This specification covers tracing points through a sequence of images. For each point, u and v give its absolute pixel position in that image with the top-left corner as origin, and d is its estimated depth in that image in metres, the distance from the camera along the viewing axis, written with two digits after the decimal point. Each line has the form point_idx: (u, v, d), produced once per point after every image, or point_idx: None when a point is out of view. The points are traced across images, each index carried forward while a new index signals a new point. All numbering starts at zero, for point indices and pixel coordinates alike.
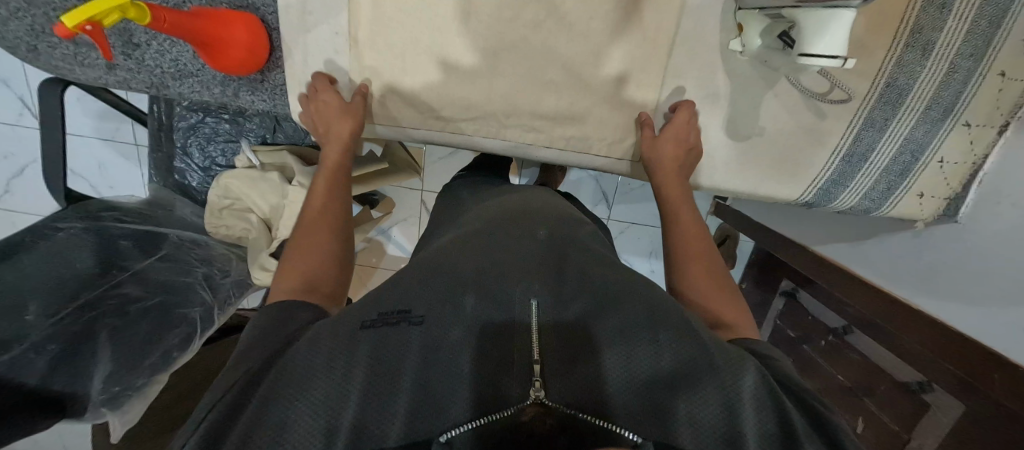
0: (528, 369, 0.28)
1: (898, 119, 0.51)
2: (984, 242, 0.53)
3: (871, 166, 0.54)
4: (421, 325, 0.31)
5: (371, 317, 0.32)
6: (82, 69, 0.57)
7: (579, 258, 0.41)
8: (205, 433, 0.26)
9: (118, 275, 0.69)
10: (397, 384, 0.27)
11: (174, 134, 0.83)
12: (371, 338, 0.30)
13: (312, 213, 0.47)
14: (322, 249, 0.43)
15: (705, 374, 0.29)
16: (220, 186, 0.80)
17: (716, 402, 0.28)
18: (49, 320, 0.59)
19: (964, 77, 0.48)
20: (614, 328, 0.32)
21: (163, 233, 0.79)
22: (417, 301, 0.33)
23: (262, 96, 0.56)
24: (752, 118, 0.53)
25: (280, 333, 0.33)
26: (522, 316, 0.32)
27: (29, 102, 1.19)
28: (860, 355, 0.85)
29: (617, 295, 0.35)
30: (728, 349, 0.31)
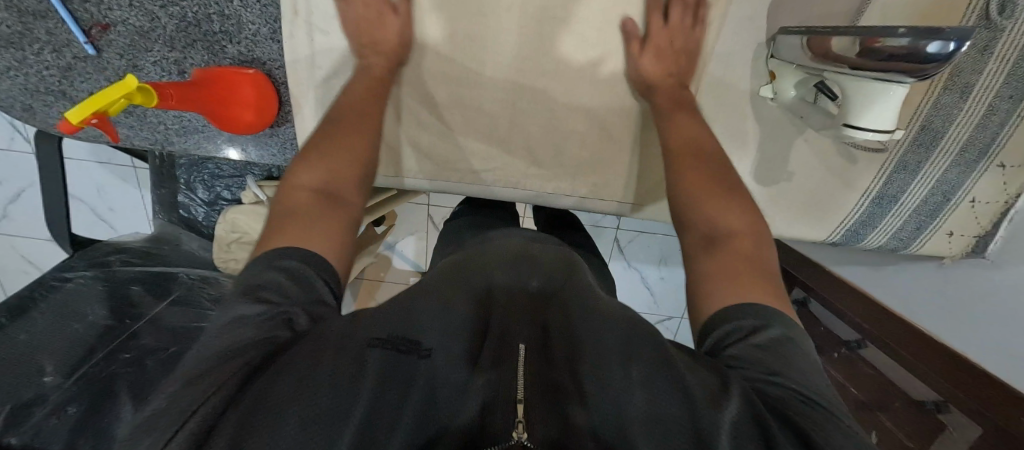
0: (511, 399, 0.27)
1: (931, 162, 0.50)
2: (1010, 281, 0.52)
3: (901, 207, 0.53)
4: (428, 358, 0.30)
5: (382, 335, 0.30)
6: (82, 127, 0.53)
7: (576, 291, 0.41)
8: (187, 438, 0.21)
9: (133, 324, 0.67)
10: (400, 411, 0.26)
11: (177, 170, 0.81)
12: (377, 363, 0.28)
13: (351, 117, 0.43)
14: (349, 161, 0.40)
15: (672, 396, 0.26)
16: (226, 221, 0.78)
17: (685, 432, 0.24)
18: (68, 379, 0.59)
19: (1002, 119, 0.46)
20: (604, 353, 0.31)
21: (173, 273, 0.78)
22: (426, 333, 0.32)
23: (270, 150, 0.54)
24: (781, 163, 0.52)
25: (269, 289, 0.30)
26: (508, 348, 0.32)
27: (20, 127, 1.15)
28: (874, 370, 0.85)
29: (615, 323, 0.34)
30: (701, 373, 0.28)
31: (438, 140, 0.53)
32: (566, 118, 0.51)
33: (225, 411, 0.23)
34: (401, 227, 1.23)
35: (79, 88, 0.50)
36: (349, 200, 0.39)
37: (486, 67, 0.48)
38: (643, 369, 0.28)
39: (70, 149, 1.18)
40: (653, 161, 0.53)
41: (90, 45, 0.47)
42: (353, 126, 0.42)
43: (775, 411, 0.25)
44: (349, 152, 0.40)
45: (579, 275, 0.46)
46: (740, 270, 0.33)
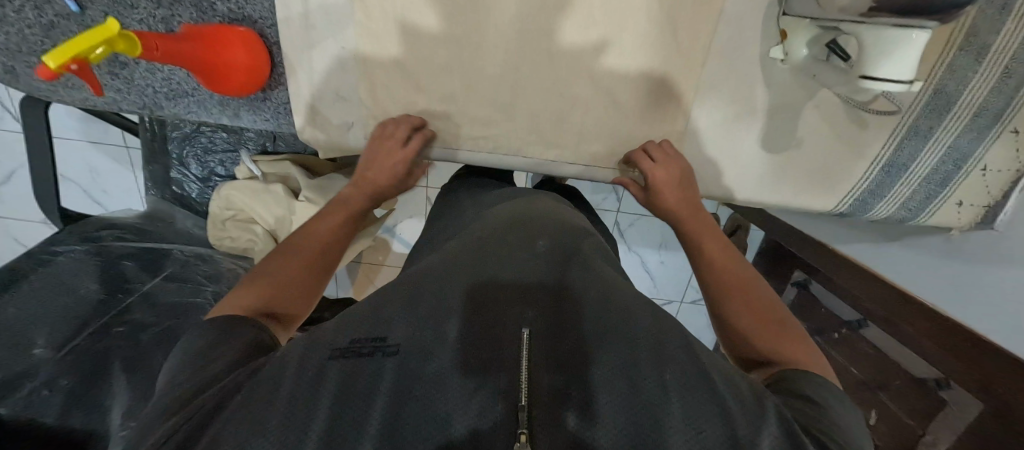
0: (512, 416, 0.27)
1: (944, 128, 0.49)
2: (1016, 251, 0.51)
3: (911, 175, 0.52)
4: (394, 355, 0.32)
5: (342, 345, 0.34)
6: (68, 92, 0.51)
7: (579, 278, 0.43)
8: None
9: (127, 297, 0.67)
10: (371, 409, 0.28)
11: (169, 145, 0.79)
12: (338, 370, 0.31)
13: (320, 230, 0.48)
14: (301, 274, 0.44)
15: (640, 409, 0.29)
16: (221, 197, 0.77)
17: (721, 442, 0.26)
18: (60, 353, 0.57)
19: (1017, 84, 0.45)
20: (606, 363, 0.32)
21: (167, 249, 0.77)
22: (396, 329, 0.35)
23: (264, 115, 0.52)
24: (789, 129, 0.50)
25: (231, 341, 0.35)
26: (512, 339, 0.33)
27: (9, 105, 1.13)
28: (876, 350, 0.84)
29: (599, 321, 0.37)
30: (659, 382, 0.30)
31: (436, 106, 0.51)
32: (571, 83, 0.49)
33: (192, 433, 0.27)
34: (399, 209, 1.21)
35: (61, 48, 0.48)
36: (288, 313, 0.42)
37: (487, 29, 0.47)
38: (676, 379, 0.31)
39: (61, 128, 1.15)
40: (659, 130, 0.51)
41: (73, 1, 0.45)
42: (314, 239, 0.47)
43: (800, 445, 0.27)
44: (298, 268, 0.44)
45: (581, 256, 0.48)
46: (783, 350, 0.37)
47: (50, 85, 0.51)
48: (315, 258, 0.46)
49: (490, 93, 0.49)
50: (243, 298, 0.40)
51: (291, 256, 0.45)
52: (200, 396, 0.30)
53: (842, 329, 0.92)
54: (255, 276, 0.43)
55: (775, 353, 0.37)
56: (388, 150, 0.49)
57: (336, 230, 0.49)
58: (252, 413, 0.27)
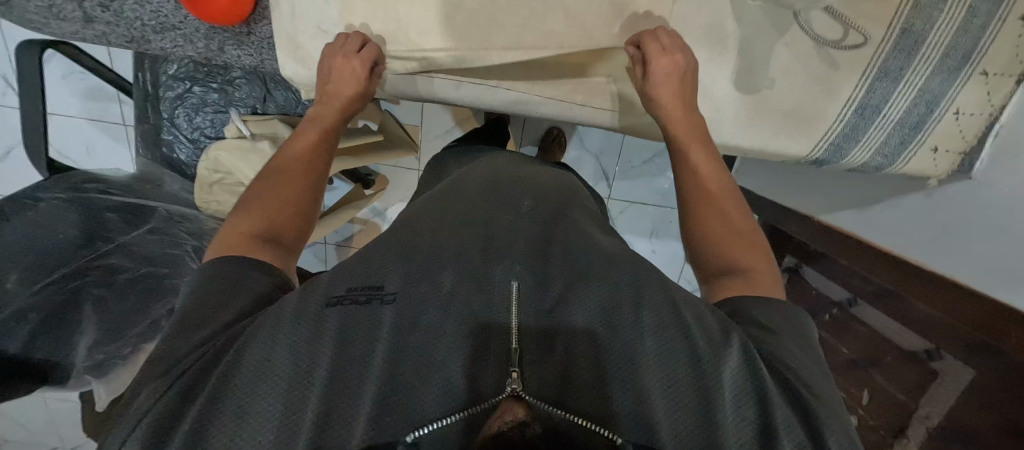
0: (503, 363, 0.28)
1: (913, 68, 0.49)
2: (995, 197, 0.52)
3: (884, 119, 0.52)
4: (391, 305, 0.31)
5: (339, 293, 0.32)
6: (57, 22, 0.52)
7: (567, 233, 0.42)
8: (162, 411, 0.24)
9: (105, 246, 0.66)
10: (371, 356, 0.28)
11: (160, 105, 0.80)
12: (339, 316, 0.30)
13: (298, 147, 0.46)
14: (293, 197, 0.42)
15: (655, 364, 0.28)
16: (210, 159, 0.76)
17: (698, 392, 0.27)
18: (29, 288, 0.57)
19: (983, 22, 0.45)
20: (598, 309, 0.32)
21: (151, 206, 0.76)
22: (391, 278, 0.34)
23: (248, 50, 0.54)
24: (761, 67, 0.53)
25: (231, 289, 0.33)
26: (502, 297, 0.33)
27: (13, 81, 1.16)
28: (867, 327, 0.80)
29: (592, 269, 0.36)
30: (671, 338, 0.29)
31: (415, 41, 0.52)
32: (548, 17, 0.51)
33: (193, 384, 0.26)
34: (390, 191, 1.22)
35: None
36: (287, 238, 0.40)
37: None
38: (653, 319, 0.30)
39: (62, 105, 1.18)
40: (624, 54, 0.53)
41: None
42: (298, 159, 0.44)
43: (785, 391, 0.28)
44: (289, 192, 0.42)
45: (568, 215, 0.47)
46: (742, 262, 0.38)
47: (42, 16, 0.51)
48: (304, 179, 0.44)
49: (467, 28, 0.51)
50: (235, 233, 0.38)
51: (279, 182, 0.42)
52: (195, 347, 0.28)
53: (835, 309, 0.88)
54: (242, 211, 0.40)
55: (740, 266, 0.38)
56: (345, 58, 0.49)
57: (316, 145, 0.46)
58: (250, 351, 0.27)
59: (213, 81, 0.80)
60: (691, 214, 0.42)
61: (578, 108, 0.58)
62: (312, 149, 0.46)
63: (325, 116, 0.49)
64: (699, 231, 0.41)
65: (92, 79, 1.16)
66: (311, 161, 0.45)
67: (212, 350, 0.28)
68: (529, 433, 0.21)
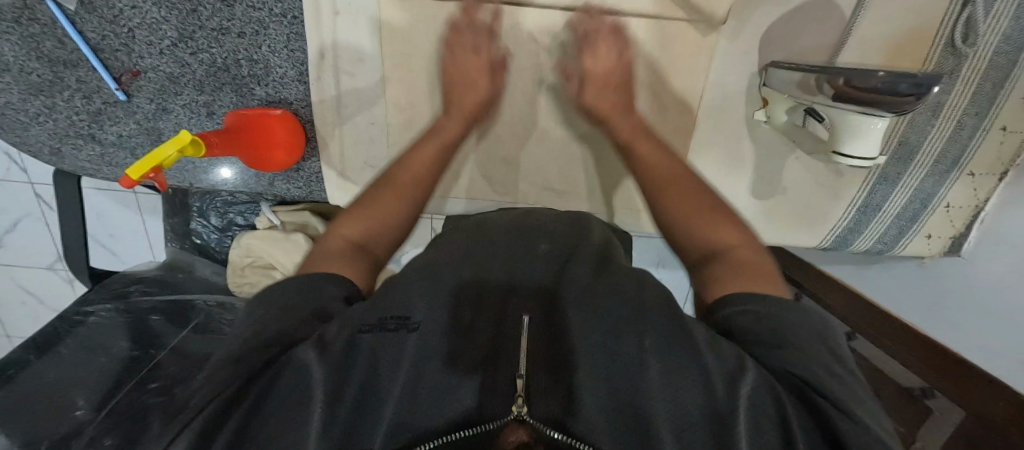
0: (513, 382, 0.32)
1: (909, 174, 0.56)
2: (984, 277, 0.58)
3: (884, 214, 0.60)
4: (417, 331, 0.38)
5: (370, 323, 0.38)
6: (107, 166, 0.68)
7: (577, 268, 0.48)
8: (229, 436, 0.30)
9: (157, 353, 0.68)
10: (415, 391, 0.32)
11: (189, 199, 0.83)
12: (368, 340, 0.37)
13: (415, 164, 0.57)
14: (361, 230, 0.51)
15: (679, 377, 0.32)
16: (241, 246, 0.82)
17: (699, 404, 0.31)
18: (99, 414, 0.58)
19: (969, 133, 0.53)
20: (587, 331, 0.38)
21: (191, 300, 0.79)
22: (417, 310, 0.40)
23: (297, 183, 0.66)
24: (776, 179, 0.61)
25: (303, 297, 0.42)
26: (511, 327, 0.38)
27: (16, 157, 1.09)
28: None
29: (601, 295, 0.43)
30: (685, 351, 0.34)
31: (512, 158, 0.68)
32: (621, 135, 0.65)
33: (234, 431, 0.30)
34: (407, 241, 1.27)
35: (104, 129, 0.64)
36: (378, 250, 0.52)
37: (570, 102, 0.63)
38: (657, 344, 0.35)
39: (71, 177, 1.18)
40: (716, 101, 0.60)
41: (121, 91, 0.61)
42: (385, 207, 0.54)
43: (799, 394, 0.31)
44: (390, 210, 0.54)
45: (578, 252, 0.52)
46: (735, 266, 0.44)
47: (92, 163, 0.67)
48: (407, 203, 0.55)
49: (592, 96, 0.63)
50: (345, 235, 0.51)
51: (363, 212, 0.53)
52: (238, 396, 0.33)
53: None
54: (349, 219, 0.52)
55: (723, 248, 0.47)
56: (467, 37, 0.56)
57: (429, 164, 0.58)
58: (298, 393, 0.32)
59: None
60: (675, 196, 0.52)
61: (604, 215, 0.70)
62: (424, 166, 0.57)
63: (448, 123, 0.58)
64: (685, 216, 0.50)
65: None
66: (422, 185, 0.57)
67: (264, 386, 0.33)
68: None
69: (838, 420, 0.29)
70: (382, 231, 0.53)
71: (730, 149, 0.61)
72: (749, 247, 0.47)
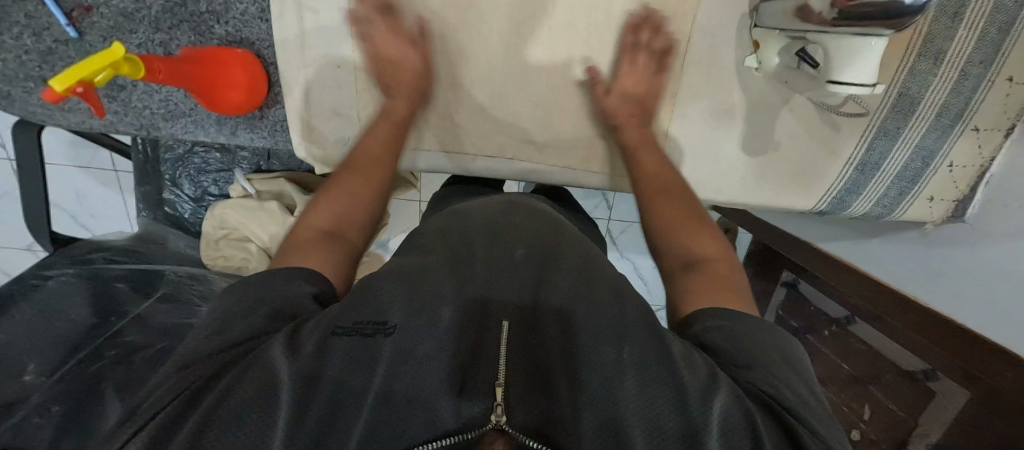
0: (491, 392, 0.31)
1: (911, 126, 0.54)
2: (990, 239, 0.55)
3: (884, 173, 0.57)
4: (394, 335, 0.34)
5: (347, 324, 0.35)
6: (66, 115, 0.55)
7: (565, 265, 0.46)
8: (155, 431, 0.26)
9: (117, 322, 0.64)
10: (364, 398, 0.29)
11: (161, 166, 0.80)
12: (341, 351, 0.32)
13: (374, 142, 0.55)
14: (329, 217, 0.48)
15: (659, 391, 0.30)
16: (214, 216, 0.78)
17: (675, 421, 0.28)
18: (49, 379, 0.54)
19: (973, 84, 0.50)
20: (584, 341, 0.35)
21: (160, 270, 0.75)
22: (394, 311, 0.37)
23: (259, 133, 0.59)
24: (767, 134, 0.59)
25: (272, 294, 0.38)
26: (493, 332, 0.37)
27: None
28: (866, 345, 0.85)
29: (583, 301, 0.40)
30: (667, 361, 0.32)
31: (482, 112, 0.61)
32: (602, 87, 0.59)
33: (174, 422, 0.27)
34: (394, 223, 1.24)
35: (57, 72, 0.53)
36: (349, 235, 0.48)
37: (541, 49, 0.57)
38: (634, 354, 0.33)
39: (49, 154, 1.15)
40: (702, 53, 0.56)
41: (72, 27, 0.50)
42: (352, 189, 0.51)
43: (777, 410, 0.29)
44: (357, 190, 0.51)
45: (559, 255, 0.48)
46: (713, 279, 0.43)
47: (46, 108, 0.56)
48: (375, 181, 0.52)
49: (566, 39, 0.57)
50: (314, 223, 0.47)
51: (331, 196, 0.50)
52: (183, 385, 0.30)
53: (834, 326, 0.93)
54: (317, 207, 0.49)
55: (703, 260, 0.45)
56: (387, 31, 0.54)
57: (388, 140, 0.55)
58: (235, 388, 0.29)
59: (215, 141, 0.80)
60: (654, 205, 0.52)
61: (586, 175, 0.65)
62: (384, 144, 0.55)
63: (397, 107, 0.56)
64: (665, 222, 0.50)
65: None
66: (384, 160, 0.54)
67: (201, 380, 0.30)
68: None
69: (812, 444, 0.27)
70: (351, 214, 0.49)
71: (716, 103, 0.58)
72: (729, 265, 0.45)
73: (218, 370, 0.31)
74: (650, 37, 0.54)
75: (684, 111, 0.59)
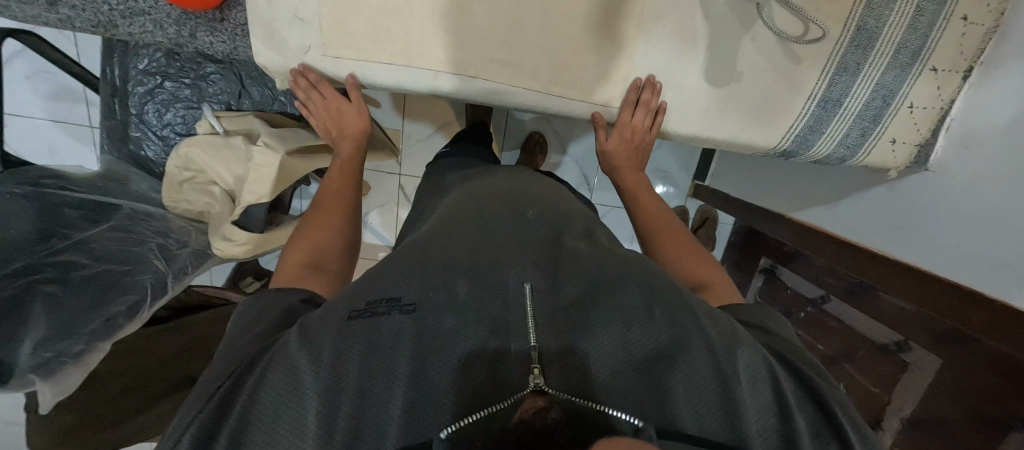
0: (525, 359, 0.27)
1: (869, 64, 0.56)
2: (948, 187, 0.59)
3: (845, 111, 0.59)
4: (413, 314, 0.29)
5: (359, 306, 0.30)
6: (18, 6, 0.49)
7: (574, 246, 0.38)
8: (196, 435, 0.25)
9: (58, 244, 0.63)
10: (393, 375, 0.26)
11: (129, 100, 0.77)
12: (358, 333, 0.28)
13: (337, 170, 0.61)
14: (309, 255, 0.45)
15: (704, 369, 0.27)
16: (179, 155, 0.70)
17: (716, 397, 0.26)
18: None
19: (929, 21, 0.53)
20: (610, 308, 0.30)
21: (114, 203, 0.73)
22: (406, 286, 0.31)
23: (221, 37, 0.54)
24: (728, 64, 0.58)
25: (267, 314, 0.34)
26: (518, 299, 0.30)
27: None
28: (842, 323, 0.83)
29: (610, 276, 0.34)
30: (707, 331, 0.29)
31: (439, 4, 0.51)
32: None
33: (208, 432, 0.25)
34: (372, 197, 1.21)
35: None
36: (332, 267, 0.45)
37: None
38: (665, 314, 0.30)
39: (24, 106, 1.10)
40: None
41: None
42: (326, 223, 0.50)
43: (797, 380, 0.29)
44: (329, 225, 0.50)
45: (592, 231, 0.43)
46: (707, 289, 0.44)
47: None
48: (343, 195, 0.56)
49: None
50: (292, 261, 0.44)
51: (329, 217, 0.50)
52: (205, 391, 0.27)
53: (809, 307, 0.91)
54: (296, 246, 0.46)
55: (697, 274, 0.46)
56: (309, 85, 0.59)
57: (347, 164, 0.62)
58: (269, 380, 0.26)
59: (184, 76, 0.77)
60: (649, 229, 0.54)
61: (550, 101, 0.60)
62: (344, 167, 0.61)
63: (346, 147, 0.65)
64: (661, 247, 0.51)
65: (57, 79, 1.08)
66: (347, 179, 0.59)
67: (224, 390, 0.27)
68: (550, 418, 0.23)
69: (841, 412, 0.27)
70: (327, 248, 0.47)
71: (682, 29, 0.56)
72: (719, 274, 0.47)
73: (250, 363, 0.28)
74: (648, 96, 0.60)
75: (651, 36, 0.57)
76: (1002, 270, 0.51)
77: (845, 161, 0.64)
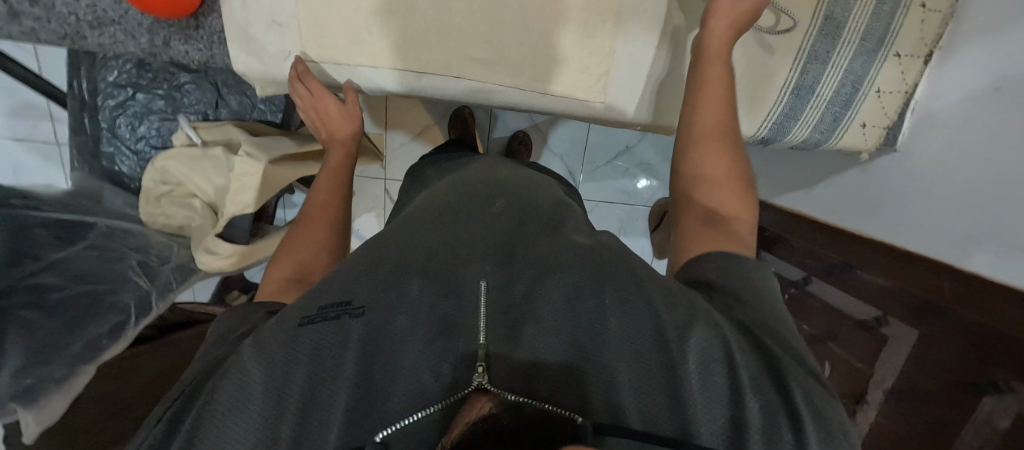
0: (470, 358, 0.26)
1: (838, 51, 0.56)
2: (919, 166, 0.59)
3: (818, 98, 0.59)
4: (362, 317, 0.29)
5: (311, 312, 0.29)
6: None
7: (532, 229, 0.39)
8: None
9: (32, 267, 0.60)
10: (341, 376, 0.26)
11: (100, 113, 0.76)
12: (307, 338, 0.27)
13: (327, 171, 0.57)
14: (292, 268, 0.44)
15: (653, 358, 0.27)
16: (155, 170, 0.70)
17: (664, 389, 0.26)
18: None
19: (892, 8, 0.53)
20: (559, 296, 0.30)
21: (90, 221, 0.71)
22: (362, 291, 0.30)
23: (196, 45, 0.54)
24: None
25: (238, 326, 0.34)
26: (471, 298, 0.30)
27: None
28: (824, 302, 0.80)
29: (553, 260, 0.33)
30: (662, 317, 0.28)
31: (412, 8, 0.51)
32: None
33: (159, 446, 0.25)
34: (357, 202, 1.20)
35: None
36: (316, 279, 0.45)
37: None
38: (617, 301, 0.30)
39: None
40: None
41: None
42: (312, 232, 0.48)
43: (765, 354, 0.27)
44: (314, 235, 0.48)
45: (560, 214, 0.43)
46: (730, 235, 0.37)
47: None
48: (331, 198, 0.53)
49: None
50: (275, 277, 0.43)
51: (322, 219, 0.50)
52: (165, 401, 0.28)
53: (792, 289, 0.89)
54: (278, 262, 0.45)
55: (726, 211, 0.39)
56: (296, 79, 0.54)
57: (340, 166, 0.58)
58: (218, 396, 0.25)
59: (157, 88, 0.76)
60: (694, 143, 0.43)
61: (537, 98, 0.61)
62: (337, 170, 0.58)
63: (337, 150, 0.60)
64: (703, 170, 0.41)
65: (21, 97, 1.07)
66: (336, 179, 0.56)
67: (176, 409, 0.27)
68: (496, 421, 0.21)
69: (795, 386, 0.26)
70: (314, 260, 0.46)
71: (656, 22, 0.56)
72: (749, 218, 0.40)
73: (209, 372, 0.29)
74: None
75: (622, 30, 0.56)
76: (965, 241, 0.53)
77: (818, 144, 0.65)
